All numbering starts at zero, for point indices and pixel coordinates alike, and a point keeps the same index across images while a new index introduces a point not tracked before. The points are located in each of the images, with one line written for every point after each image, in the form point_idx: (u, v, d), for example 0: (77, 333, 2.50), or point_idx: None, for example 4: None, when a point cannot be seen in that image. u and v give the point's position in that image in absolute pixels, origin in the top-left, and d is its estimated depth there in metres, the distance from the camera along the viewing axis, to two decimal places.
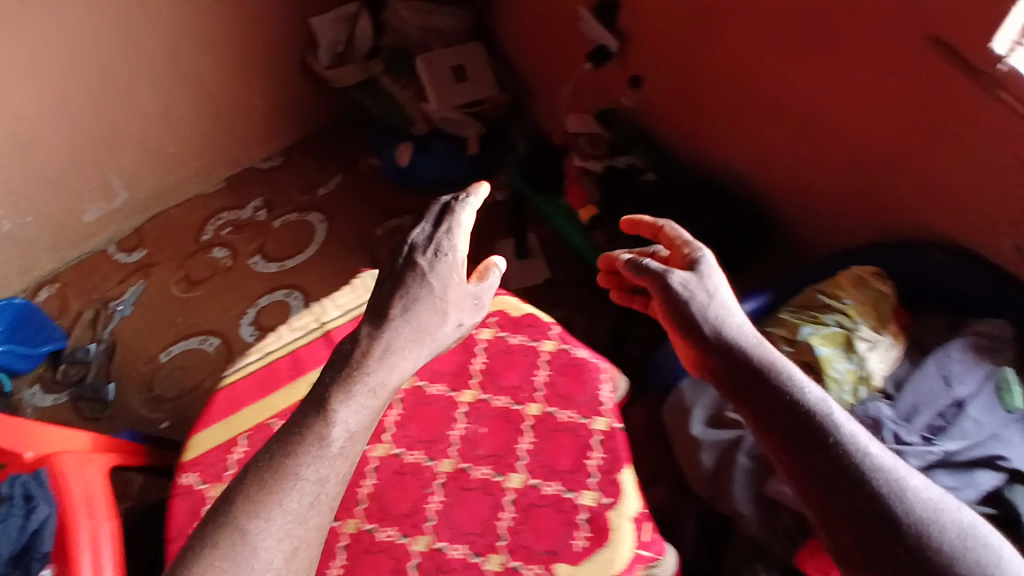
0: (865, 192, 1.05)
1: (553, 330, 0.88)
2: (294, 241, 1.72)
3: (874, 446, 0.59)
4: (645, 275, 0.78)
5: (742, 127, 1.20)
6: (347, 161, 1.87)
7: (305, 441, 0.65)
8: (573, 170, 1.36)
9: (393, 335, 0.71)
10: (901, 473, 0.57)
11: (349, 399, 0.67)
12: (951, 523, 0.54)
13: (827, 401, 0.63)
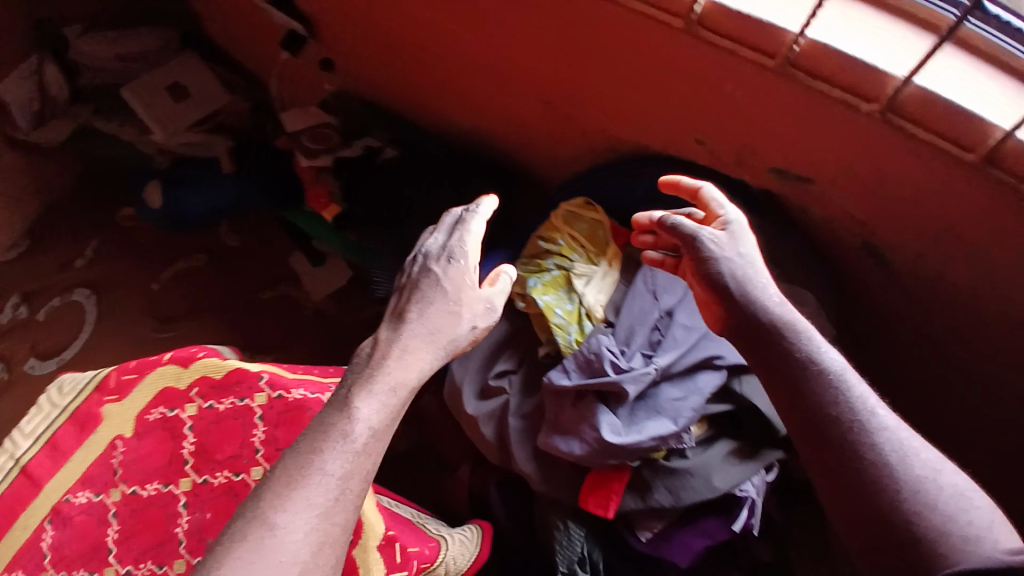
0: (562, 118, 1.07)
1: (262, 382, 0.83)
2: (66, 329, 1.55)
3: (880, 406, 0.58)
4: (674, 230, 0.73)
5: (452, 80, 1.17)
6: (102, 221, 1.67)
7: (329, 424, 0.62)
8: (306, 173, 1.28)
9: (410, 332, 0.69)
10: (902, 435, 0.56)
11: (383, 377, 0.66)
12: (947, 493, 0.53)
13: (838, 362, 0.61)
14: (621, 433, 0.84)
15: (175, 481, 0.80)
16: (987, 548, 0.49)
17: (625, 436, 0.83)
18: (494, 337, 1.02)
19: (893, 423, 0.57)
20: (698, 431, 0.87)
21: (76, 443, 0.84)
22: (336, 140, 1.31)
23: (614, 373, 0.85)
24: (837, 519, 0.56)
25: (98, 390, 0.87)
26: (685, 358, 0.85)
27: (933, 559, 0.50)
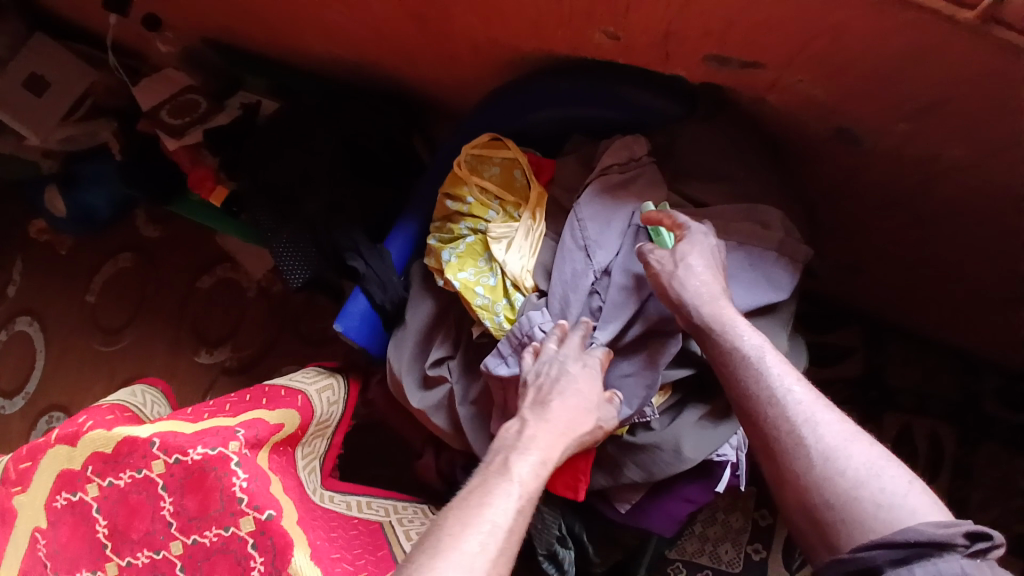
0: (444, 33, 0.85)
1: (154, 449, 0.73)
2: (22, 362, 1.48)
3: (797, 383, 0.59)
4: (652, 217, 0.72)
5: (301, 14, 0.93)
6: (19, 241, 1.55)
7: (485, 484, 0.58)
8: (180, 157, 1.10)
9: (557, 414, 0.65)
10: (818, 409, 0.57)
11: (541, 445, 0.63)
12: (860, 460, 0.53)
13: (763, 348, 0.62)
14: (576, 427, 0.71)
15: (100, 565, 0.74)
16: (899, 513, 0.50)
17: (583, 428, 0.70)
18: (422, 319, 0.88)
19: (810, 395, 0.58)
20: (661, 400, 0.75)
21: (3, 541, 0.78)
22: (211, 112, 1.12)
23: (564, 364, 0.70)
24: (776, 494, 0.58)
25: (3, 483, 0.80)
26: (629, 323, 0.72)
27: (843, 527, 0.51)
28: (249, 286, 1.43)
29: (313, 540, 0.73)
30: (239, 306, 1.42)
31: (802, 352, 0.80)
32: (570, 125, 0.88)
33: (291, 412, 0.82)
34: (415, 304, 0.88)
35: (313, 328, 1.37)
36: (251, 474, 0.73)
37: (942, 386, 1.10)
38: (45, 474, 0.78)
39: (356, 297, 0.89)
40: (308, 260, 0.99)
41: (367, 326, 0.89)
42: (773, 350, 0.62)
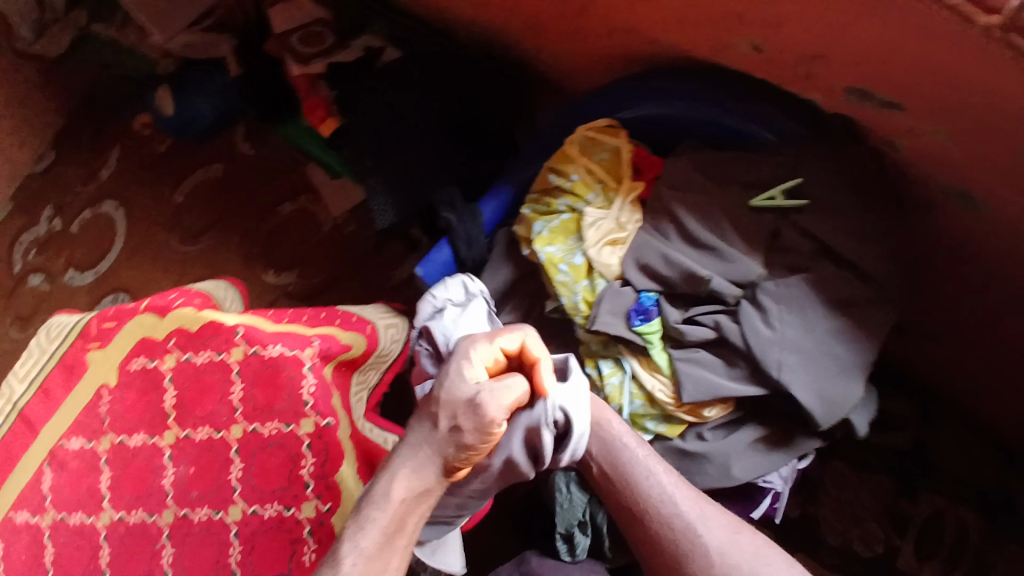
0: (582, 16, 0.86)
1: (236, 336, 0.76)
2: (99, 240, 1.56)
3: (679, 489, 0.70)
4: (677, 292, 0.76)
5: None
6: (121, 131, 1.62)
7: (362, 515, 0.60)
8: (300, 82, 1.13)
9: (413, 428, 0.64)
10: (699, 510, 0.68)
11: (396, 466, 0.62)
12: (741, 545, 0.66)
13: (647, 453, 0.72)
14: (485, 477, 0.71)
15: (159, 433, 0.77)
16: None
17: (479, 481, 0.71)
18: (500, 283, 0.89)
19: (692, 497, 0.69)
20: (719, 412, 0.75)
21: (64, 390, 0.81)
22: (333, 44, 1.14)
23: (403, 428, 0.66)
24: None
25: (81, 337, 0.82)
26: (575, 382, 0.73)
27: None
28: (325, 220, 1.48)
29: (359, 456, 0.78)
30: (312, 236, 1.48)
31: (874, 401, 0.78)
32: (689, 125, 0.87)
33: (361, 337, 0.83)
34: (496, 268, 0.89)
35: (376, 273, 1.42)
36: (319, 382, 0.75)
37: (990, 477, 1.07)
38: (124, 338, 0.80)
39: (441, 248, 0.91)
40: (398, 205, 1.02)
41: (445, 277, 0.91)
42: (654, 456, 0.73)
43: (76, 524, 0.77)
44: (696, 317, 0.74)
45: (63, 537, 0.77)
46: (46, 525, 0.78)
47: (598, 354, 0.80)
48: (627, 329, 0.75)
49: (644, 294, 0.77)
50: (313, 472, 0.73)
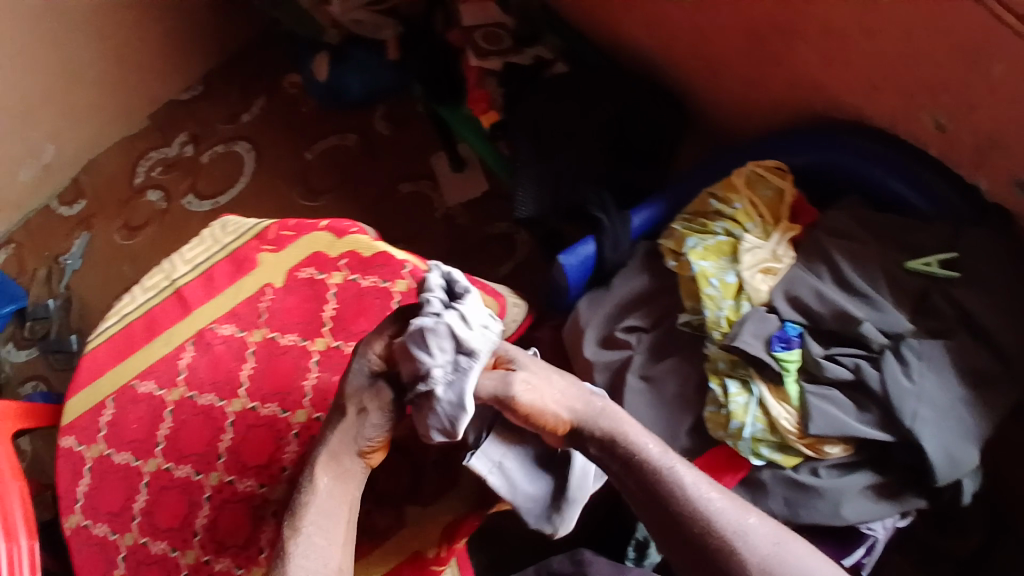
0: (771, 66, 0.93)
1: (405, 270, 0.83)
2: (225, 175, 1.68)
3: (706, 491, 0.61)
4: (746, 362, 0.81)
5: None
6: (270, 82, 1.75)
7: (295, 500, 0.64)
8: (471, 74, 1.19)
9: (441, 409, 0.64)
10: (734, 517, 0.59)
11: (316, 457, 0.66)
12: (781, 551, 0.59)
13: (661, 450, 0.63)
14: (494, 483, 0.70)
15: (310, 339, 0.82)
16: None
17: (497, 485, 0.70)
18: (633, 289, 0.93)
19: (723, 500, 0.61)
20: (840, 451, 0.77)
21: (229, 280, 0.86)
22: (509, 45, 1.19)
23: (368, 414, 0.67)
24: None
25: (257, 238, 0.88)
26: (552, 374, 0.66)
27: None
28: (439, 206, 1.55)
29: None
30: (422, 218, 1.55)
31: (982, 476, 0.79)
32: (851, 186, 0.91)
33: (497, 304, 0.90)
34: (631, 274, 0.94)
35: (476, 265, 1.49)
36: None
37: None
38: (300, 247, 0.86)
39: (587, 243, 0.95)
40: (541, 197, 1.09)
41: (582, 271, 0.96)
42: (668, 452, 0.63)
43: (206, 404, 0.81)
44: (837, 355, 0.78)
45: (193, 413, 0.81)
46: (175, 399, 0.82)
47: (725, 372, 0.82)
48: (766, 352, 0.79)
49: (788, 323, 0.81)
50: None
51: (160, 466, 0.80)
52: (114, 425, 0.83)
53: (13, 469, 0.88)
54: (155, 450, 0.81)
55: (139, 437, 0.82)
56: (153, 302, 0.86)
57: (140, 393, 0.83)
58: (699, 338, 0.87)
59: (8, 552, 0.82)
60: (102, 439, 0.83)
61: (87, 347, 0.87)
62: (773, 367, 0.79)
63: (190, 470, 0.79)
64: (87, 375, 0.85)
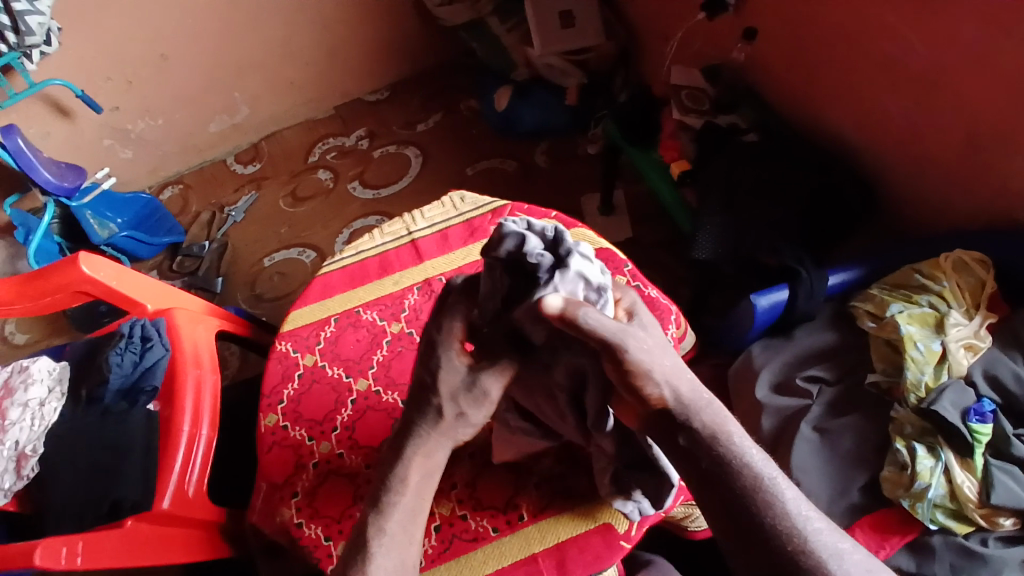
0: (968, 172, 0.97)
1: (625, 268, 0.90)
2: (391, 171, 1.85)
3: (823, 528, 0.48)
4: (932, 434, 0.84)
5: (843, 89, 1.12)
6: (448, 102, 1.96)
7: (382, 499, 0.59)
8: (670, 125, 1.34)
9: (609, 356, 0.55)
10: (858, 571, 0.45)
11: (408, 452, 0.61)
12: None
13: (770, 469, 0.50)
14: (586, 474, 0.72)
15: None
16: None
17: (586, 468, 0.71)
18: (817, 343, 0.98)
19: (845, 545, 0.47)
20: (1012, 524, 0.79)
21: (461, 242, 0.95)
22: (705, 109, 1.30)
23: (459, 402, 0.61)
24: None
25: (493, 213, 0.98)
26: (671, 350, 0.57)
27: None
28: None
29: None
30: None
31: None
32: None
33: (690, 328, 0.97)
34: (818, 331, 0.99)
35: None
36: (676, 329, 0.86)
37: None
38: None
39: (781, 289, 0.99)
40: (722, 243, 1.16)
41: (769, 315, 1.00)
42: (779, 477, 0.50)
43: (423, 343, 0.87)
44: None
45: (410, 348, 0.88)
46: (395, 332, 0.89)
47: (911, 436, 0.85)
48: (961, 421, 0.81)
49: (983, 399, 0.84)
50: None
51: (370, 388, 0.85)
52: (331, 342, 0.89)
53: (213, 359, 0.91)
54: (368, 373, 0.87)
55: (354, 357, 0.88)
56: (391, 246, 0.96)
57: (361, 320, 0.91)
58: (883, 401, 0.91)
59: (193, 436, 0.84)
60: (311, 351, 0.89)
61: (321, 270, 0.96)
62: (964, 436, 0.81)
63: (398, 399, 0.84)
64: (317, 295, 0.94)
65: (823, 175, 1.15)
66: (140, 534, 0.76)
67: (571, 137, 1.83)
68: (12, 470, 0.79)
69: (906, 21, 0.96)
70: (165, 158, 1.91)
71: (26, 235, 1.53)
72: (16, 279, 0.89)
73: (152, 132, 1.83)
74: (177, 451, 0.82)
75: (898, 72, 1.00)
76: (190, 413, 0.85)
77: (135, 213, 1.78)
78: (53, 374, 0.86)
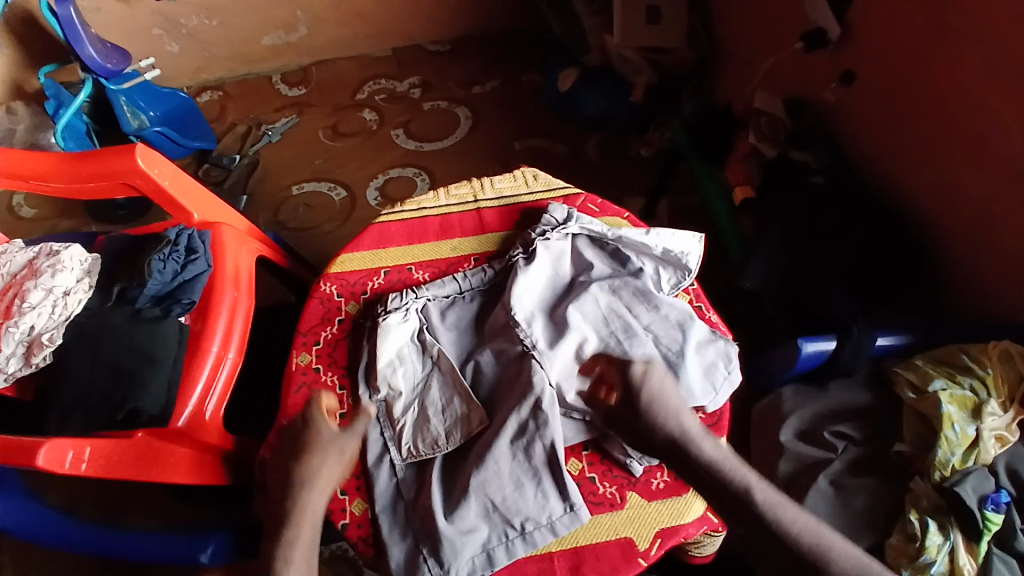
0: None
1: (689, 287, 0.88)
2: (439, 128, 1.80)
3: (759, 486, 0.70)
4: (940, 513, 0.84)
5: (923, 155, 1.10)
6: (511, 71, 1.90)
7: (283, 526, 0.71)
8: (744, 148, 1.33)
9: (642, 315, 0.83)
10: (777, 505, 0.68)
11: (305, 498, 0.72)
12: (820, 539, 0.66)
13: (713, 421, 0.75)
14: (390, 427, 0.78)
15: None
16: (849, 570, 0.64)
17: (408, 418, 0.78)
18: (848, 401, 0.97)
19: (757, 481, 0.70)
20: None
21: (527, 222, 0.93)
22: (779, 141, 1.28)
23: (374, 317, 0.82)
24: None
25: (564, 199, 0.95)
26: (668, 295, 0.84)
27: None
28: None
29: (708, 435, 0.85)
30: None
31: None
32: None
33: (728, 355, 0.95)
34: (852, 389, 0.98)
35: None
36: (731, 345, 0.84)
37: None
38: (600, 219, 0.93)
39: (828, 340, 1.00)
40: (774, 278, 1.15)
41: (812, 363, 1.00)
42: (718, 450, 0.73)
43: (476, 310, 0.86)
44: None
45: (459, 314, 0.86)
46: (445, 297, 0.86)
47: (925, 510, 0.85)
48: (977, 507, 0.81)
49: (1002, 489, 0.84)
50: (695, 420, 0.79)
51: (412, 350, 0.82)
52: (376, 296, 0.86)
53: (249, 283, 0.87)
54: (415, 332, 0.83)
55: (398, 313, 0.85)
56: (455, 209, 0.92)
57: (410, 279, 0.87)
58: (904, 471, 0.90)
59: (220, 357, 0.81)
60: (351, 299, 0.86)
61: (377, 219, 0.92)
62: (976, 521, 0.81)
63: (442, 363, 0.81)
64: (367, 245, 0.90)
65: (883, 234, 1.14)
66: (147, 446, 0.75)
67: (627, 135, 1.76)
68: (25, 354, 0.75)
69: (1005, 105, 0.94)
70: (212, 60, 1.85)
71: (56, 108, 1.48)
72: (67, 155, 0.83)
73: (203, 31, 1.77)
74: (202, 368, 0.79)
75: (983, 153, 0.99)
76: (217, 335, 0.82)
77: (170, 108, 1.70)
78: (84, 264, 0.80)
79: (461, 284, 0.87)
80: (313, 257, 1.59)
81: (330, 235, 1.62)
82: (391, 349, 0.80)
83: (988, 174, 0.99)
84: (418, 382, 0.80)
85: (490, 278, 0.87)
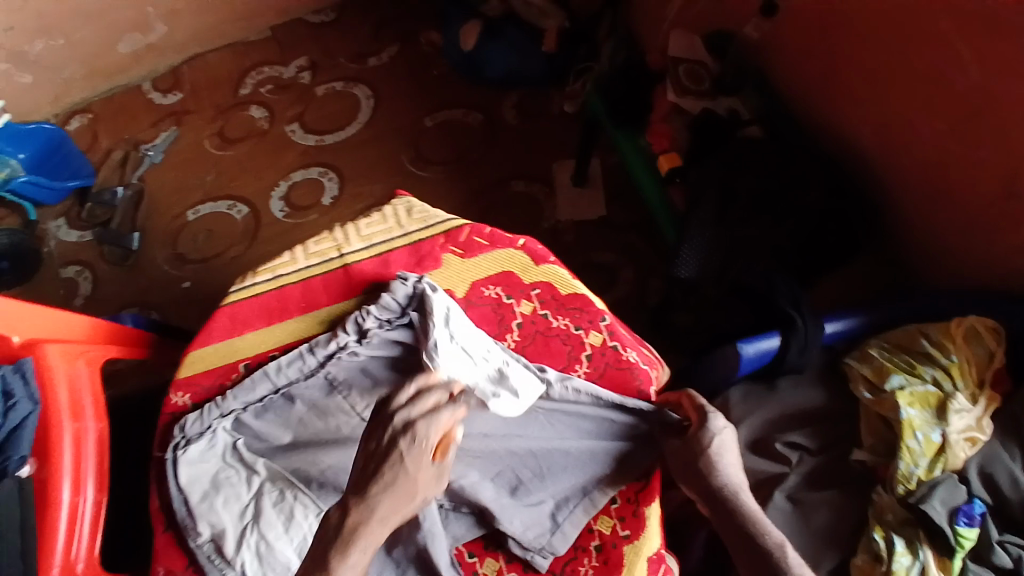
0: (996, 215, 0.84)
1: (602, 323, 0.75)
2: (340, 113, 1.60)
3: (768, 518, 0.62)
4: (907, 531, 0.76)
5: (877, 92, 0.96)
6: (406, 32, 1.70)
7: None
8: (665, 106, 1.15)
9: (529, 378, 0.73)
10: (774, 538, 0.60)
11: None
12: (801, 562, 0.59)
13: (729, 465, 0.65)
14: (226, 572, 0.66)
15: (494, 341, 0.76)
16: None
17: (245, 556, 0.66)
18: (802, 403, 0.88)
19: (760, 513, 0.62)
20: None
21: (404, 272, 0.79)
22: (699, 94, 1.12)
23: (170, 451, 0.70)
24: None
25: (446, 235, 0.80)
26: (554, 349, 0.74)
27: None
28: (547, 217, 1.43)
29: None
30: (531, 221, 1.43)
31: None
32: None
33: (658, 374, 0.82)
34: (803, 386, 0.89)
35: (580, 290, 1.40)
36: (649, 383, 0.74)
37: None
38: (491, 254, 0.79)
39: (772, 336, 0.88)
40: (710, 259, 1.00)
41: (756, 364, 0.89)
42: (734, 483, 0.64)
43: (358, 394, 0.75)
44: (1006, 544, 0.74)
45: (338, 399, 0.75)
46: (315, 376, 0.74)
47: (891, 526, 0.76)
48: (947, 524, 0.74)
49: (976, 499, 0.76)
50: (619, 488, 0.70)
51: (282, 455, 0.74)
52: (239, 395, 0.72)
53: (95, 402, 0.75)
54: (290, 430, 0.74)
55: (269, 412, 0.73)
56: (318, 271, 0.78)
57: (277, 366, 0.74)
58: (866, 477, 0.83)
59: (75, 503, 0.69)
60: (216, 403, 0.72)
61: (227, 298, 0.78)
62: (947, 537, 0.73)
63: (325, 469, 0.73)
64: (220, 333, 0.75)
65: (825, 191, 1.00)
66: None
67: (545, 91, 1.58)
68: None
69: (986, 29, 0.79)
70: (69, 82, 1.62)
71: None
72: None
73: (50, 51, 1.54)
74: (57, 523, 0.68)
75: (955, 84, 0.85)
76: (66, 476, 0.70)
77: (36, 146, 1.50)
78: None
79: (277, 382, 0.73)
80: (222, 290, 1.43)
81: (236, 261, 1.45)
82: (202, 480, 0.70)
83: (945, 119, 0.87)
84: (246, 510, 0.70)
85: (313, 368, 0.74)
